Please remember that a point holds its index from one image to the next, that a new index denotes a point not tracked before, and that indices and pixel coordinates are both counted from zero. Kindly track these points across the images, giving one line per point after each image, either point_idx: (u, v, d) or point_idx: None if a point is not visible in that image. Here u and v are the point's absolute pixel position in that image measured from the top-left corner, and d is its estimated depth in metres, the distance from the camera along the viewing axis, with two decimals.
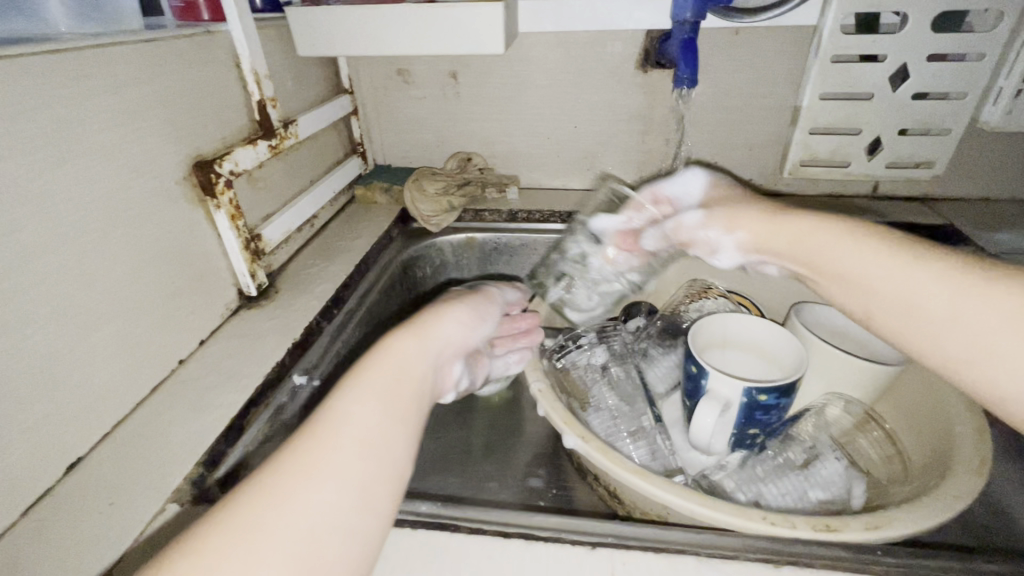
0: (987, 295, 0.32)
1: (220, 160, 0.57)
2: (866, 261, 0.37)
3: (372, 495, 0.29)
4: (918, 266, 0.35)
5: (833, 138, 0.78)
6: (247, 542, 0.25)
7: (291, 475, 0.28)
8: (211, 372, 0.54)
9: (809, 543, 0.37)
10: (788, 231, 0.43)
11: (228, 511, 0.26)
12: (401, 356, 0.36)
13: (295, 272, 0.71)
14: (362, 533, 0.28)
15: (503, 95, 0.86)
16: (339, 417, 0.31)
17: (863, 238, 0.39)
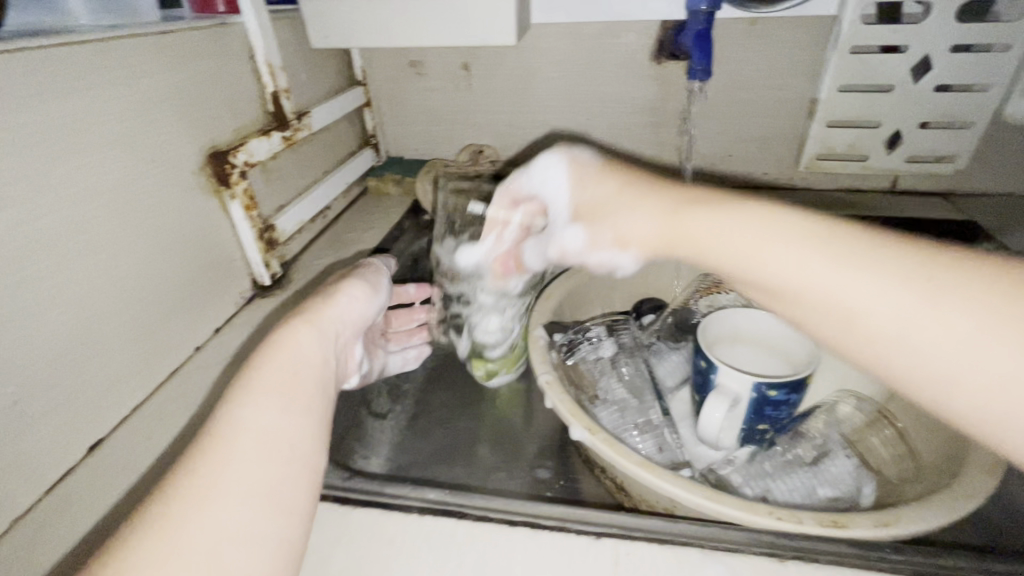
0: (899, 297, 0.27)
1: (234, 151, 0.58)
2: (762, 262, 0.32)
3: (279, 493, 0.29)
4: (822, 263, 0.30)
5: (851, 131, 0.76)
6: (158, 548, 0.25)
7: (196, 482, 0.28)
8: (225, 360, 0.55)
9: (816, 539, 0.37)
10: (689, 227, 0.37)
11: (138, 523, 0.26)
12: (293, 350, 0.36)
13: (308, 262, 0.72)
14: (268, 530, 0.28)
15: (514, 86, 0.86)
16: (236, 424, 0.31)
17: (756, 230, 0.33)
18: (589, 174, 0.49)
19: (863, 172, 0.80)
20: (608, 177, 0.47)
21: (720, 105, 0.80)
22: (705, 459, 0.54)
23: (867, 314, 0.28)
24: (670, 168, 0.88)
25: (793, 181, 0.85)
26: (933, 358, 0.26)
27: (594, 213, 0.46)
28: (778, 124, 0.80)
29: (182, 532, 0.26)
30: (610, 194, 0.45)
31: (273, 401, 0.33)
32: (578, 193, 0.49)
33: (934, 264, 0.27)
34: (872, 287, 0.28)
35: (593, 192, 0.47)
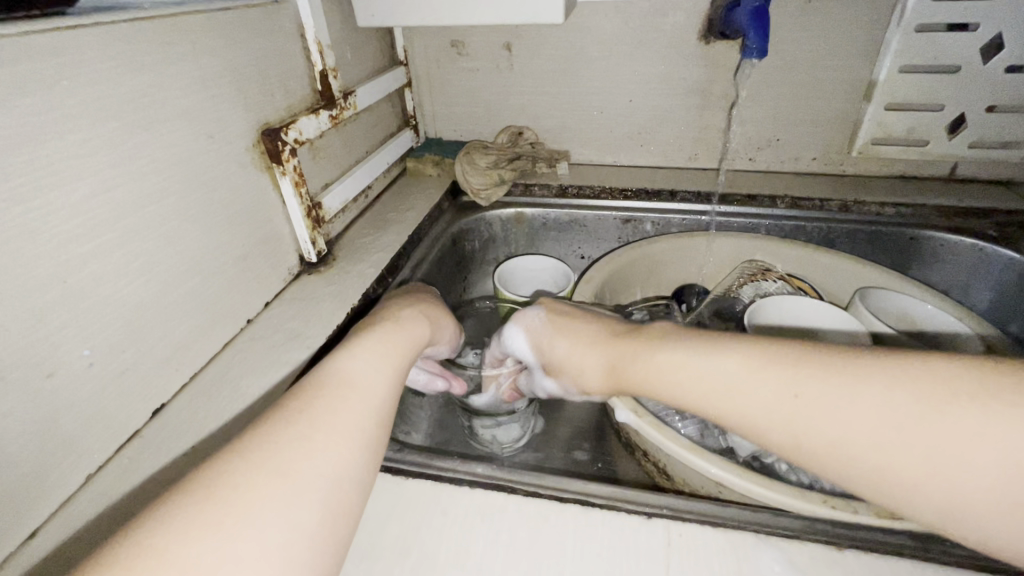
0: (788, 412, 0.31)
1: (286, 128, 0.58)
2: (676, 387, 0.37)
3: (367, 430, 0.34)
4: (722, 385, 0.34)
5: (910, 115, 0.73)
6: (288, 449, 0.30)
7: (317, 406, 0.33)
8: (276, 332, 0.56)
9: (873, 530, 0.36)
10: (624, 361, 0.42)
11: (253, 434, 0.31)
12: (406, 326, 0.44)
13: (351, 241, 0.73)
14: (356, 460, 0.32)
15: (556, 66, 0.84)
16: (340, 369, 0.37)
17: (666, 360, 0.38)
18: (537, 320, 0.52)
19: (922, 158, 0.76)
20: (549, 321, 0.51)
21: (770, 86, 0.78)
22: (747, 447, 0.52)
23: (768, 429, 0.32)
24: (714, 152, 0.86)
25: (843, 168, 0.82)
26: (834, 458, 0.30)
27: (545, 353, 0.50)
28: (831, 107, 0.77)
29: (291, 442, 0.31)
30: (558, 341, 0.49)
31: (370, 357, 0.39)
32: (532, 340, 0.52)
33: (809, 376, 0.32)
34: (767, 405, 0.32)
35: (543, 337, 0.50)
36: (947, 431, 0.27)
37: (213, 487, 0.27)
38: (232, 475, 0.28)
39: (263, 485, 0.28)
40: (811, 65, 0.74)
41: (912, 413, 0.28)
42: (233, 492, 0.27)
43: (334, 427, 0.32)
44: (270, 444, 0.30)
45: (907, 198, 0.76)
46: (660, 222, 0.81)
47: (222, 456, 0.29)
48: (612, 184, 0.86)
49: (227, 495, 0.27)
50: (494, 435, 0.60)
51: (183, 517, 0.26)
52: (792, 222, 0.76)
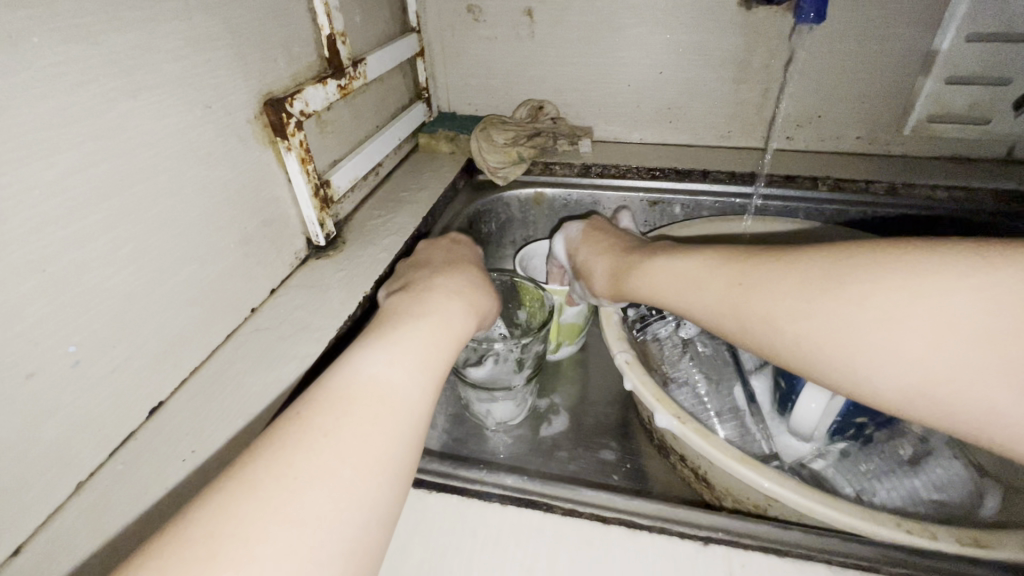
0: (738, 302, 0.36)
1: (291, 99, 0.53)
2: (661, 288, 0.42)
3: (393, 463, 0.28)
4: (692, 284, 0.40)
5: (972, 89, 0.67)
6: (297, 493, 0.24)
7: (338, 432, 0.27)
8: (282, 323, 0.52)
9: (953, 561, 0.32)
10: (622, 272, 0.48)
11: (259, 464, 0.25)
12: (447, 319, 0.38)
13: (360, 222, 0.68)
14: (380, 501, 0.26)
15: (581, 35, 0.78)
16: (366, 379, 0.30)
17: (656, 265, 0.44)
18: (575, 230, 0.61)
19: (979, 137, 0.70)
20: (584, 235, 0.59)
21: (816, 58, 0.71)
22: (795, 453, 0.50)
23: (722, 318, 0.37)
24: (749, 130, 0.80)
25: (889, 148, 0.76)
26: (765, 335, 0.34)
27: (577, 263, 0.57)
28: (883, 81, 0.70)
29: (305, 483, 0.24)
30: (581, 251, 0.57)
31: (402, 363, 0.32)
32: (567, 246, 0.61)
33: (753, 268, 0.36)
34: (721, 296, 0.37)
35: (575, 247, 0.59)
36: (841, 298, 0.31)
37: (208, 543, 0.22)
38: (232, 526, 0.22)
39: (271, 541, 0.22)
40: (863, 33, 0.68)
41: (821, 288, 0.32)
42: (229, 554, 0.21)
43: (355, 461, 0.26)
44: (280, 481, 0.24)
45: (960, 180, 0.70)
46: (691, 205, 0.75)
47: (221, 491, 0.24)
48: (640, 163, 0.80)
49: (225, 557, 0.21)
50: (491, 410, 0.58)
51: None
52: (835, 206, 0.70)
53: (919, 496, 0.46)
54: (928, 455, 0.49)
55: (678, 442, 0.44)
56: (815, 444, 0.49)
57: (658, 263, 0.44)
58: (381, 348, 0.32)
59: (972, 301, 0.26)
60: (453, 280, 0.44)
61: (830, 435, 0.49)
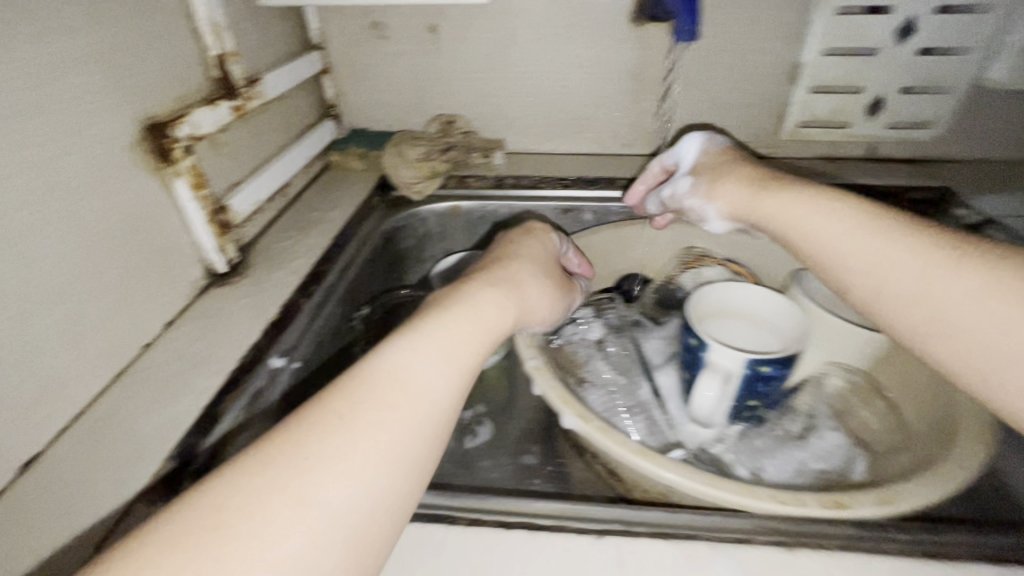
0: (929, 285, 0.36)
1: (175, 123, 0.51)
2: (814, 241, 0.44)
3: (408, 459, 0.29)
4: (859, 245, 0.41)
5: (832, 97, 0.75)
6: (306, 473, 0.26)
7: (356, 414, 0.29)
8: (179, 356, 0.49)
9: (822, 524, 0.35)
10: (770, 205, 0.49)
11: (277, 442, 0.27)
12: (481, 315, 0.39)
13: (267, 245, 0.66)
14: (386, 493, 0.28)
15: (486, 50, 0.80)
16: (394, 366, 0.32)
17: (805, 215, 0.46)
18: (720, 143, 0.62)
19: (845, 139, 0.79)
20: (727, 150, 0.61)
21: (701, 70, 0.77)
22: (698, 439, 0.53)
23: (885, 282, 0.39)
24: (650, 138, 0.85)
25: (772, 151, 0.83)
26: (949, 327, 0.35)
27: (711, 171, 0.58)
28: (760, 90, 0.77)
29: (316, 465, 0.26)
30: (721, 161, 0.59)
31: (432, 359, 0.33)
32: (702, 153, 0.62)
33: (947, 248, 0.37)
34: (920, 271, 0.37)
35: (714, 156, 0.61)
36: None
37: (217, 513, 0.24)
38: (241, 500, 0.24)
39: (277, 518, 0.24)
40: (740, 47, 0.74)
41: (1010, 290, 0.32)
42: (234, 527, 0.23)
43: (366, 449, 0.28)
44: (295, 461, 0.26)
45: (833, 178, 0.78)
46: (600, 212, 0.79)
47: (231, 469, 0.26)
48: (551, 173, 0.83)
49: (230, 530, 0.23)
50: None
51: (176, 553, 0.22)
52: None
53: (804, 469, 0.50)
54: (814, 430, 0.54)
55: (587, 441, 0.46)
56: (715, 429, 0.53)
57: (835, 223, 0.43)
58: (417, 340, 0.34)
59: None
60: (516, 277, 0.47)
61: (732, 418, 0.53)
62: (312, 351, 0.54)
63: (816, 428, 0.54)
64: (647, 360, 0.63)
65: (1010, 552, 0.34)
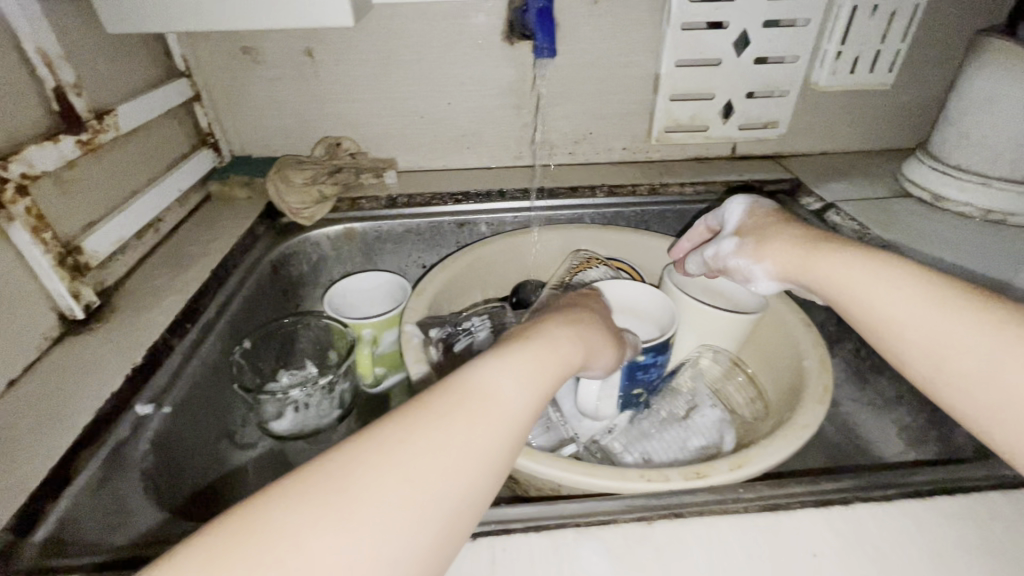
0: (965, 344, 0.35)
1: (5, 162, 0.47)
2: (867, 302, 0.40)
3: (499, 466, 0.31)
4: (919, 309, 0.37)
5: (692, 104, 0.82)
6: (407, 461, 0.27)
7: (454, 415, 0.30)
8: (25, 416, 0.45)
9: (681, 494, 0.38)
10: (813, 262, 0.46)
11: (388, 425, 0.29)
12: (555, 344, 0.39)
13: (137, 285, 0.62)
14: (479, 492, 0.29)
15: (366, 72, 0.80)
16: (489, 377, 0.33)
17: (856, 278, 0.42)
18: (768, 204, 0.56)
19: (708, 141, 0.87)
20: (776, 210, 0.55)
21: (574, 84, 0.82)
22: (589, 432, 0.55)
23: (953, 356, 0.35)
24: (536, 150, 0.88)
25: (648, 155, 0.90)
26: (979, 387, 0.34)
27: (758, 228, 0.53)
28: (630, 100, 0.83)
29: (423, 453, 0.28)
30: (770, 220, 0.53)
31: (518, 374, 0.34)
32: (747, 213, 0.56)
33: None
34: (959, 326, 0.35)
35: (761, 217, 0.55)
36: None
37: (332, 487, 0.26)
38: (359, 471, 0.27)
39: (391, 492, 0.26)
40: (605, 62, 0.79)
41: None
42: (353, 493, 0.26)
43: (465, 447, 0.29)
44: (396, 449, 0.28)
45: (702, 177, 0.86)
46: (494, 223, 0.81)
47: (352, 441, 0.28)
48: (444, 189, 0.84)
49: (352, 493, 0.26)
50: None
51: (304, 503, 0.25)
52: (612, 209, 0.81)
53: (682, 450, 0.54)
54: (695, 409, 0.58)
55: None
56: (604, 421, 0.55)
57: (866, 270, 0.42)
58: (511, 363, 0.35)
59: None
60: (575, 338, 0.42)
61: (619, 409, 0.56)
62: (184, 394, 0.51)
63: (696, 407, 0.58)
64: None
65: (838, 494, 0.38)
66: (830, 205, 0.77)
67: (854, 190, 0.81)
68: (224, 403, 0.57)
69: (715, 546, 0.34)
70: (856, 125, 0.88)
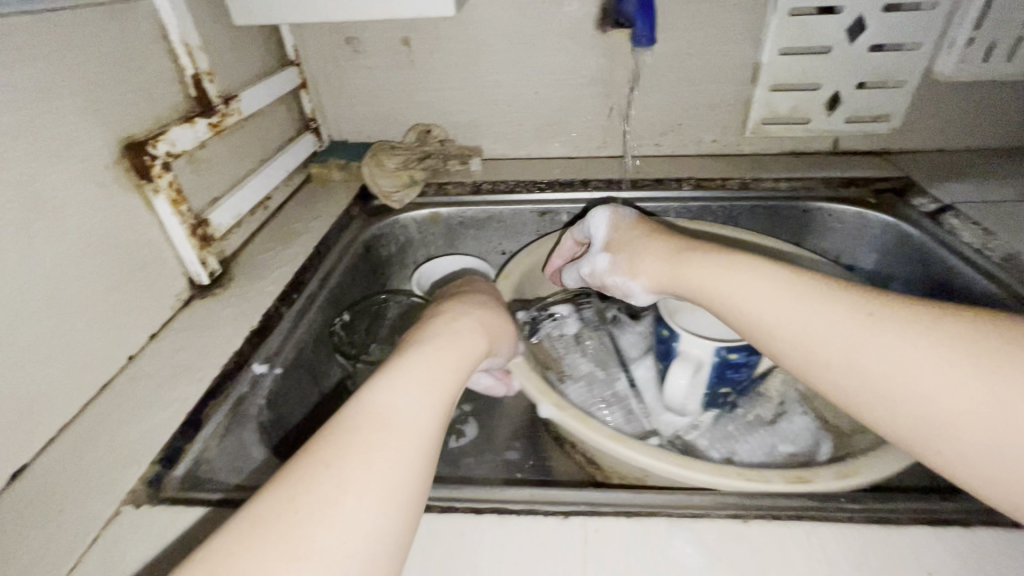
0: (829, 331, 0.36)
1: (154, 141, 0.53)
2: (735, 296, 0.41)
3: (400, 500, 0.29)
4: (783, 304, 0.39)
5: (793, 95, 0.78)
6: (302, 526, 0.25)
7: (346, 456, 0.28)
8: (163, 367, 0.51)
9: (778, 497, 0.37)
10: (681, 276, 0.47)
11: (264, 502, 0.26)
12: (453, 352, 0.39)
13: (250, 258, 0.67)
14: (384, 534, 0.27)
15: (458, 61, 0.82)
16: (373, 408, 0.31)
17: (722, 275, 0.43)
18: (629, 214, 0.58)
19: (808, 134, 0.82)
20: (638, 221, 0.57)
21: (667, 74, 0.80)
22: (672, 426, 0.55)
23: (818, 344, 0.36)
24: (621, 141, 0.87)
25: (739, 148, 0.86)
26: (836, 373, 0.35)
27: (623, 242, 0.54)
28: (725, 90, 0.80)
29: (305, 519, 0.25)
30: (632, 233, 0.55)
31: (412, 390, 0.34)
32: (612, 227, 0.57)
33: (881, 304, 0.35)
34: (819, 317, 0.36)
35: (624, 229, 0.56)
36: (993, 366, 0.30)
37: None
38: (237, 564, 0.23)
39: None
40: (701, 51, 0.77)
41: (970, 351, 0.30)
42: None
43: (356, 493, 0.27)
44: (286, 514, 0.25)
45: (800, 173, 0.81)
46: (576, 213, 0.81)
47: (219, 534, 0.25)
48: (527, 177, 0.85)
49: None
50: None
51: None
52: (698, 203, 0.79)
53: (770, 455, 0.53)
54: (782, 416, 0.57)
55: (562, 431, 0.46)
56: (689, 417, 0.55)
57: (738, 269, 0.43)
58: (398, 389, 0.33)
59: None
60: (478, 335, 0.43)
61: (702, 408, 0.55)
62: (294, 357, 0.55)
63: (785, 413, 0.56)
64: (625, 354, 0.65)
65: (954, 514, 0.36)
66: (948, 206, 0.70)
67: (977, 191, 0.74)
68: (324, 368, 0.61)
69: (817, 553, 0.33)
70: (981, 118, 0.80)
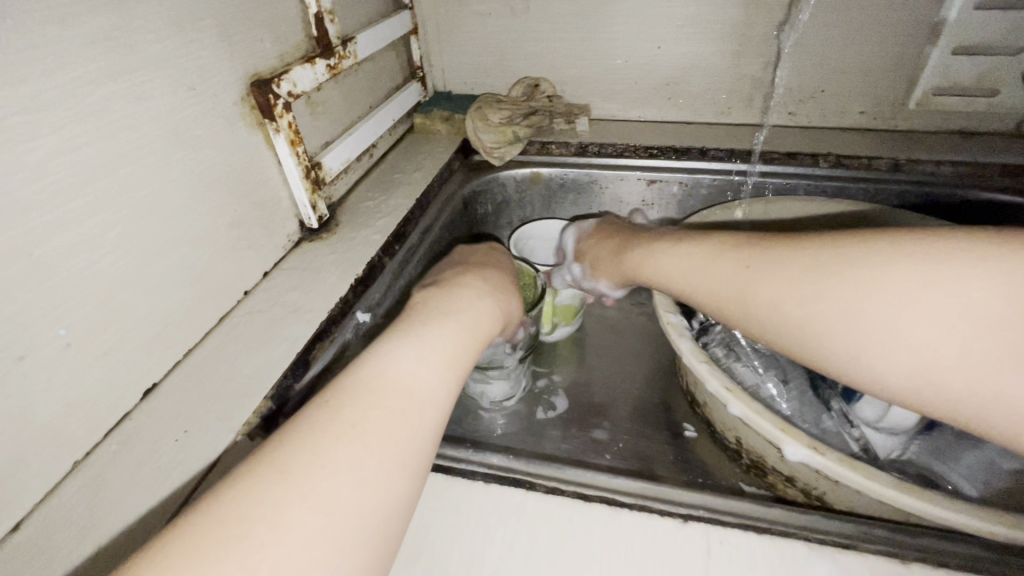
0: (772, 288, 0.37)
1: (278, 79, 0.53)
2: (690, 274, 0.45)
3: (418, 442, 0.29)
4: (729, 269, 0.41)
5: (982, 59, 0.65)
6: (298, 487, 0.25)
7: (346, 420, 0.28)
8: (274, 306, 0.52)
9: (938, 540, 0.32)
10: (642, 258, 0.51)
11: (269, 461, 0.26)
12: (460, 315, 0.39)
13: (354, 205, 0.68)
14: (387, 489, 0.27)
15: (576, 9, 0.76)
16: (381, 371, 0.32)
17: (674, 251, 0.47)
18: (591, 224, 0.65)
19: (991, 109, 0.69)
20: (599, 226, 0.64)
21: (818, 30, 0.69)
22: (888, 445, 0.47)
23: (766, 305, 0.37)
24: (749, 107, 0.78)
25: (892, 124, 0.74)
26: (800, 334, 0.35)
27: (589, 246, 0.62)
28: (887, 53, 0.68)
29: (316, 475, 0.25)
30: (593, 239, 0.62)
31: (422, 357, 0.33)
32: (577, 238, 0.65)
33: (762, 254, 0.39)
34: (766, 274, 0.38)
35: (589, 235, 0.63)
36: (910, 274, 0.30)
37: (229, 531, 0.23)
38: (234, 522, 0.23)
39: (295, 524, 0.23)
40: (867, 3, 0.66)
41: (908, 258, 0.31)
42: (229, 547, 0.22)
43: (361, 454, 0.27)
44: (289, 475, 0.25)
45: (970, 155, 0.68)
46: (690, 183, 0.74)
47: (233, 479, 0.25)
48: (637, 141, 0.78)
49: (252, 541, 0.22)
50: (484, 381, 0.55)
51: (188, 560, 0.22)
52: (836, 183, 0.69)
53: (996, 478, 0.43)
54: None
55: (791, 466, 0.40)
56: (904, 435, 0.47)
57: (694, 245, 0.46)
58: (406, 339, 0.34)
59: (994, 285, 0.28)
60: (478, 279, 0.45)
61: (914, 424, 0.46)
62: (393, 308, 0.56)
63: None
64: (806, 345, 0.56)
65: None
66: None
67: None
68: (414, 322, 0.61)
69: None
70: None
